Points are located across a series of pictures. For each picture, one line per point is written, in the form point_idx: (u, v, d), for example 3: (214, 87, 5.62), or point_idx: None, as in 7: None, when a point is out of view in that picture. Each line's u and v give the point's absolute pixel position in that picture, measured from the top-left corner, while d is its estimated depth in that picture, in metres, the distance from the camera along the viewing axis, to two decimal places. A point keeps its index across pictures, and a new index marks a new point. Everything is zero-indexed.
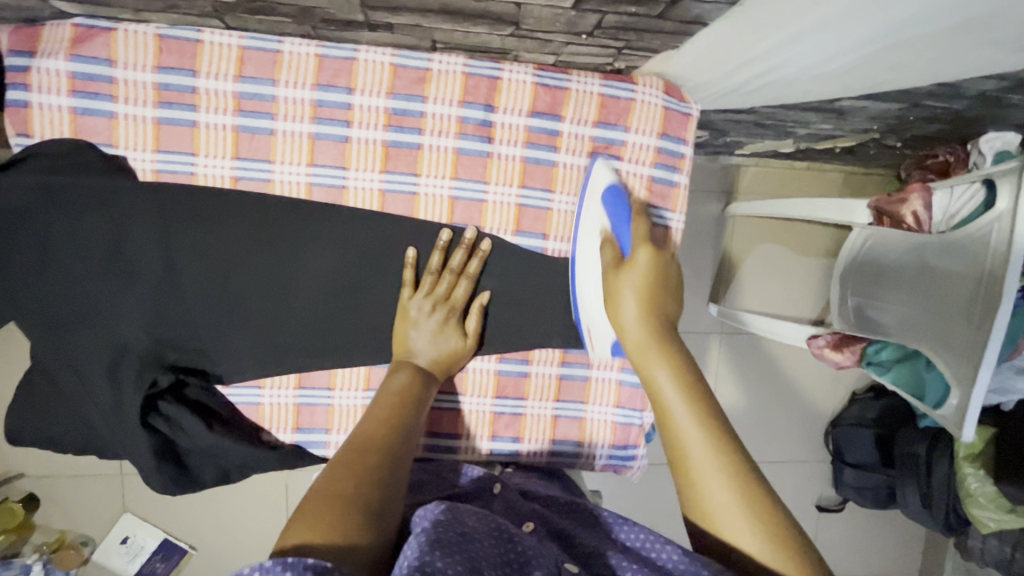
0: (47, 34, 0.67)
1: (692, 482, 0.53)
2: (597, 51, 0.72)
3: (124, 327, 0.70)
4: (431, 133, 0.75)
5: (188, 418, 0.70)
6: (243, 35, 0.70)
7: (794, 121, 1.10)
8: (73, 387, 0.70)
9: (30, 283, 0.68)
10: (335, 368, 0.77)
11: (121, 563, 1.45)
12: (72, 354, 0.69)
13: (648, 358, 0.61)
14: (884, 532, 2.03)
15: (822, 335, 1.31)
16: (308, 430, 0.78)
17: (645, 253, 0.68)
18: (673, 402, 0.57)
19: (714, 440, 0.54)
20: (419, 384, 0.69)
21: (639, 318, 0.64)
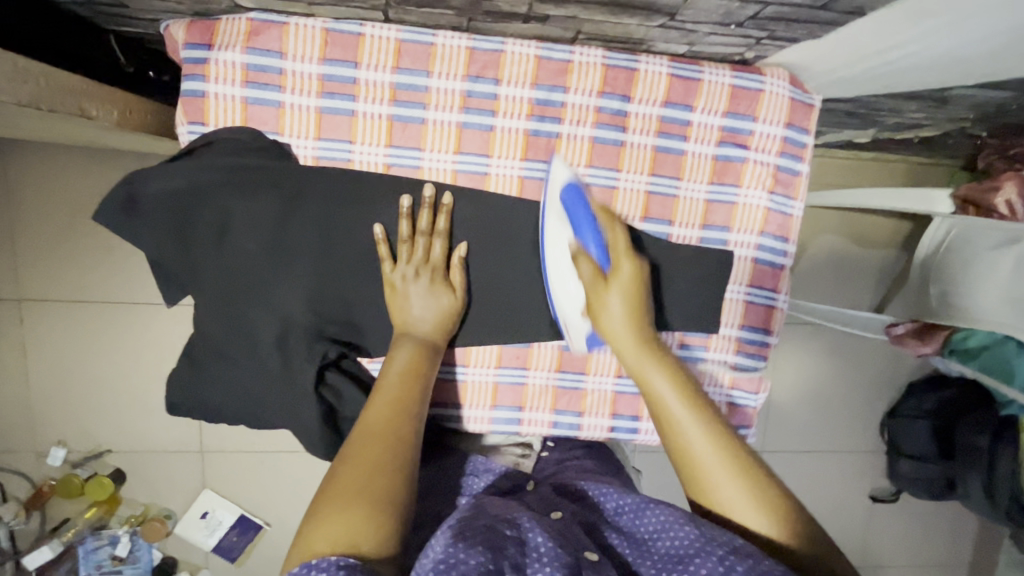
0: (222, 28, 0.72)
1: (702, 482, 0.58)
2: (735, 41, 0.75)
3: (290, 303, 0.74)
4: (570, 122, 0.79)
5: (350, 388, 0.75)
6: (401, 29, 0.74)
7: (887, 111, 1.12)
8: (244, 356, 0.75)
9: (209, 259, 0.72)
10: (470, 346, 0.83)
11: (200, 537, 1.53)
12: (247, 328, 0.74)
13: (643, 370, 0.65)
14: (935, 523, 2.04)
15: (901, 324, 1.36)
16: (444, 405, 0.86)
17: (629, 265, 0.70)
18: (672, 402, 0.62)
19: (718, 442, 0.59)
20: (420, 355, 0.69)
21: (629, 329, 0.68)
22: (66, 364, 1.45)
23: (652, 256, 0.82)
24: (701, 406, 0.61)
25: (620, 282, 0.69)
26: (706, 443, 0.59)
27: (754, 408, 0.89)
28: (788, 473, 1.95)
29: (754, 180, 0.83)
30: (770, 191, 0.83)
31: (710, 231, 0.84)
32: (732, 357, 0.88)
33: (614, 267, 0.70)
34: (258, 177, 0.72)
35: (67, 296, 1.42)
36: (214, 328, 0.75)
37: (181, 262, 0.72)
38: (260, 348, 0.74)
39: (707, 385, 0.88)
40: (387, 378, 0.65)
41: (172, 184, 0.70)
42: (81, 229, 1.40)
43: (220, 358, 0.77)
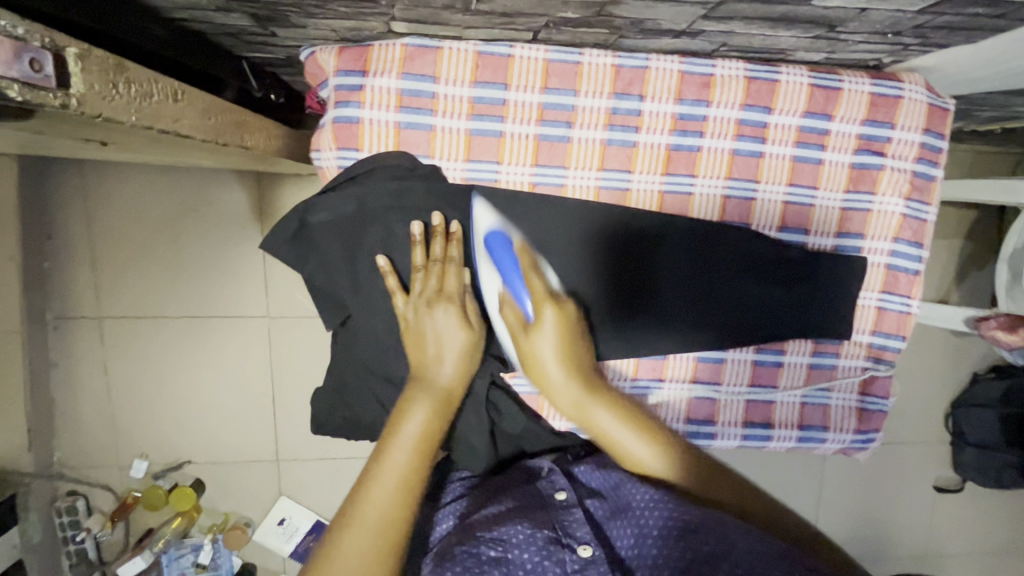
0: (377, 56, 0.72)
1: (631, 461, 0.66)
2: (881, 48, 0.75)
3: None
4: (712, 135, 0.79)
5: (510, 405, 0.80)
6: (548, 49, 0.74)
7: (988, 106, 1.11)
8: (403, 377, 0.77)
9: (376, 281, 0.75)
10: (607, 361, 0.84)
11: (278, 543, 1.54)
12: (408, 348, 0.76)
13: (585, 405, 0.68)
14: (998, 512, 2.05)
15: (992, 317, 1.35)
16: None
17: (542, 288, 0.72)
18: (604, 424, 0.67)
19: (627, 418, 0.67)
20: (438, 414, 0.65)
21: (565, 374, 0.70)
22: (153, 380, 1.47)
23: (792, 265, 0.83)
24: (622, 404, 0.68)
25: (546, 330, 0.71)
26: (634, 441, 0.66)
27: (885, 412, 0.90)
28: (851, 465, 1.96)
29: (891, 187, 0.83)
30: (906, 198, 0.83)
31: (845, 238, 0.84)
32: (863, 361, 0.88)
33: (538, 314, 0.71)
34: (417, 202, 0.74)
35: (152, 312, 1.44)
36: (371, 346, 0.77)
37: (345, 285, 0.75)
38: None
39: (837, 390, 0.89)
40: (398, 446, 0.60)
41: (340, 212, 0.73)
42: (165, 246, 1.42)
43: (372, 374, 0.79)
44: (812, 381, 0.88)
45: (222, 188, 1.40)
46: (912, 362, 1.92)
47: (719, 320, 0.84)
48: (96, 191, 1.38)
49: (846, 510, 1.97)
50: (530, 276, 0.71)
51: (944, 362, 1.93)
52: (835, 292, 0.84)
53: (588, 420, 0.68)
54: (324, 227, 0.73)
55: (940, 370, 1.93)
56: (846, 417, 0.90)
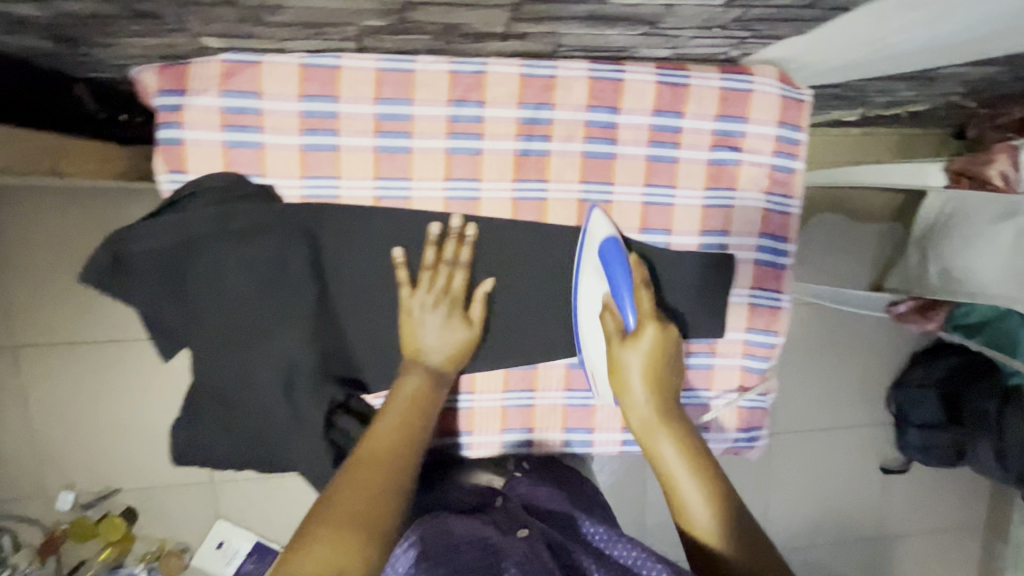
0: (194, 72, 0.69)
1: (683, 510, 0.61)
2: (719, 42, 0.73)
3: (294, 353, 0.73)
4: (560, 138, 0.77)
5: (359, 430, 0.74)
6: (378, 57, 0.71)
7: (876, 92, 1.11)
8: (246, 402, 0.74)
9: (207, 310, 0.71)
10: (475, 372, 0.83)
11: (218, 567, 1.53)
12: (248, 375, 0.73)
13: (653, 430, 0.66)
14: (949, 489, 2.06)
15: (902, 301, 1.35)
16: (453, 433, 0.85)
17: (653, 329, 0.70)
18: (661, 444, 0.65)
19: (703, 476, 0.62)
20: (431, 388, 0.70)
21: (648, 400, 0.68)
22: (66, 412, 1.42)
23: (653, 266, 0.82)
24: (699, 452, 0.64)
25: (642, 345, 0.69)
26: (696, 486, 0.61)
27: (764, 408, 0.90)
28: (798, 453, 1.96)
29: (750, 182, 0.81)
30: (767, 191, 0.82)
31: (709, 237, 0.82)
32: (739, 359, 0.87)
33: (638, 328, 0.71)
34: (247, 225, 0.70)
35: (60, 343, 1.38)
36: (214, 378, 0.73)
37: (176, 316, 0.71)
38: (260, 394, 0.73)
39: (715, 390, 0.88)
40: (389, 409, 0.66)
41: (158, 242, 0.68)
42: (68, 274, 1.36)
43: (220, 405, 0.76)
44: (688, 382, 0.87)
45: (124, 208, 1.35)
46: (852, 348, 1.92)
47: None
48: None
49: (796, 498, 1.97)
50: (639, 290, 0.74)
51: (885, 345, 1.94)
52: (700, 291, 0.83)
53: (649, 442, 0.66)
54: (146, 256, 0.69)
55: (881, 353, 1.94)
56: (727, 416, 0.89)
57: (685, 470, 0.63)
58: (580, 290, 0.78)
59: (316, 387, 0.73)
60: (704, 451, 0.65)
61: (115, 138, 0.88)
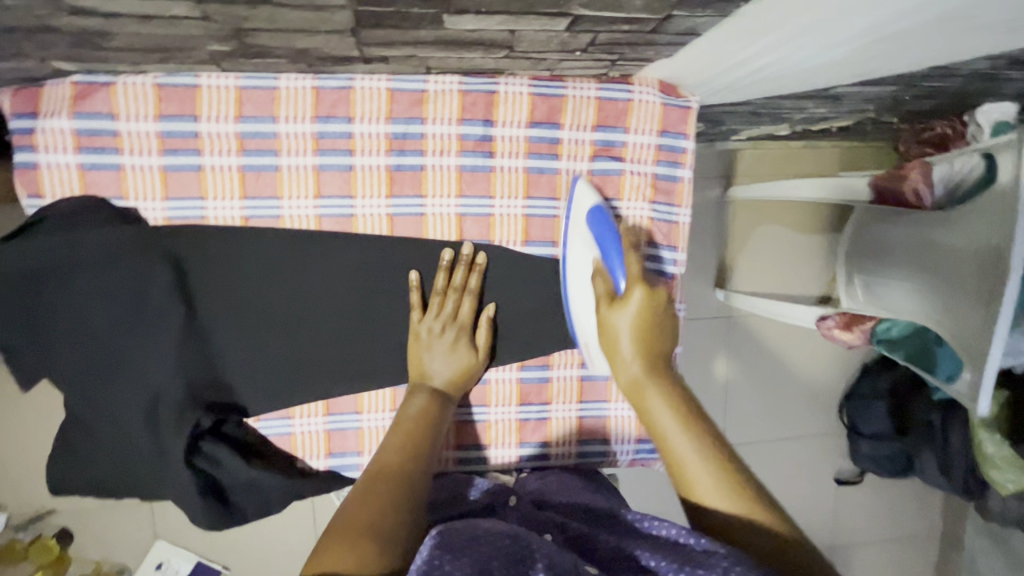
0: (46, 94, 0.67)
1: (681, 471, 0.62)
2: (591, 63, 0.72)
3: (159, 375, 0.72)
4: (433, 153, 0.76)
5: (227, 454, 0.74)
6: (239, 75, 0.69)
7: (789, 108, 1.11)
8: (110, 431, 0.72)
9: (64, 338, 0.69)
10: (359, 392, 0.80)
11: None
12: (109, 403, 0.71)
13: (642, 385, 0.68)
14: (904, 500, 2.05)
15: (831, 316, 1.34)
16: (340, 454, 0.82)
17: (642, 291, 0.70)
18: (659, 407, 0.66)
19: (700, 438, 0.63)
20: (434, 406, 0.74)
21: (635, 354, 0.69)
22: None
23: (539, 282, 0.82)
24: (693, 414, 0.65)
25: (630, 309, 0.70)
26: (693, 449, 0.62)
27: None
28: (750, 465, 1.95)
29: (633, 191, 0.82)
30: (651, 200, 0.82)
31: None
32: None
33: (626, 291, 0.71)
34: (106, 247, 0.69)
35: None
36: (74, 407, 0.71)
37: (28, 343, 0.69)
38: (123, 422, 0.71)
39: (614, 401, 0.88)
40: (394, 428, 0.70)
41: (8, 268, 0.67)
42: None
43: (87, 436, 0.74)
44: (585, 395, 0.87)
45: None
46: (802, 359, 1.92)
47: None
48: None
49: None
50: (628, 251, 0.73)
51: (835, 356, 1.94)
52: None
53: (642, 401, 0.68)
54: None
55: (831, 365, 1.94)
56: (626, 427, 0.88)
57: (685, 441, 0.63)
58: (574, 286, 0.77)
59: (181, 411, 0.72)
60: (710, 426, 0.65)
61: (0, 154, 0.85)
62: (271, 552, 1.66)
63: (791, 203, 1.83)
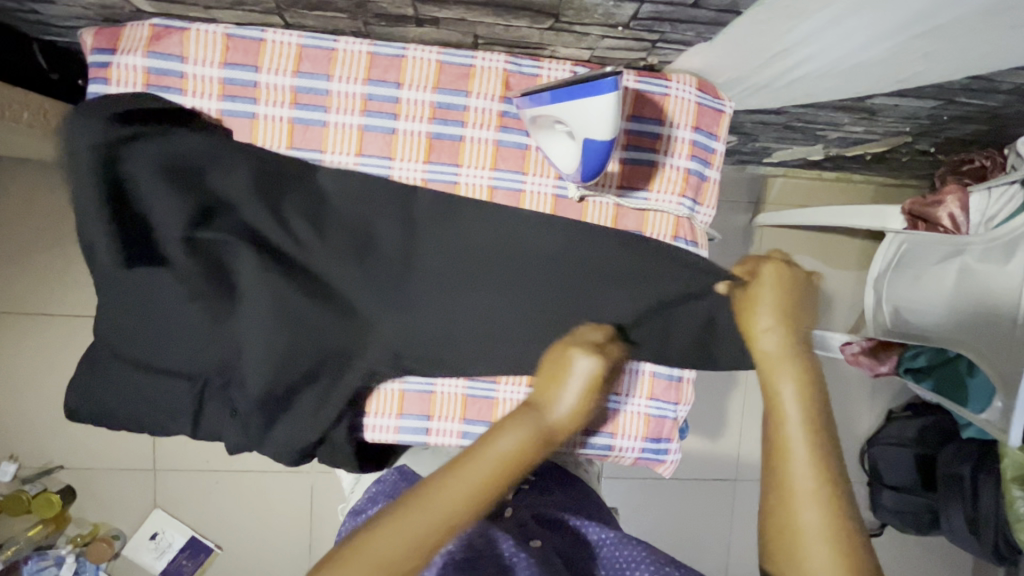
0: (127, 33, 0.74)
1: (788, 497, 0.61)
2: (631, 45, 0.75)
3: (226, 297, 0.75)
4: (474, 125, 0.79)
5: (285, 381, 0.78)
6: (302, 34, 0.75)
7: (824, 124, 1.12)
8: (177, 342, 0.76)
9: (154, 243, 0.74)
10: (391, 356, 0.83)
11: (150, 558, 1.61)
12: (178, 314, 0.75)
13: (778, 363, 0.70)
14: (928, 561, 1.92)
15: (856, 341, 1.31)
16: (362, 414, 0.83)
17: (772, 274, 0.76)
18: (790, 411, 0.67)
19: (823, 488, 0.61)
20: (530, 446, 0.67)
21: (779, 330, 0.72)
22: (25, 374, 1.57)
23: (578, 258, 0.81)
24: (824, 443, 0.64)
25: (766, 283, 0.75)
26: (805, 471, 0.62)
27: (673, 419, 0.86)
28: None
29: (665, 184, 0.81)
30: (681, 195, 0.82)
31: (621, 236, 0.82)
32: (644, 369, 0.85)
33: (756, 272, 0.77)
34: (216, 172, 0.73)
35: (24, 309, 1.55)
36: (124, 323, 0.76)
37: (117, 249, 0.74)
38: (183, 338, 0.76)
39: (625, 395, 0.85)
40: (484, 457, 0.64)
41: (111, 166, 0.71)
42: (39, 243, 1.54)
43: (129, 356, 0.78)
44: None
45: None
46: None
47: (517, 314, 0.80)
48: None
49: None
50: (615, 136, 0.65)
51: (857, 396, 1.87)
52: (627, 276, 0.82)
53: (772, 382, 0.70)
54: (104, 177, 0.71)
55: (853, 405, 1.87)
56: (634, 424, 0.86)
57: (803, 451, 0.63)
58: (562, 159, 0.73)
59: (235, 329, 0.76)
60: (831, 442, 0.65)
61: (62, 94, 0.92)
62: (263, 537, 1.65)
63: (821, 236, 1.81)
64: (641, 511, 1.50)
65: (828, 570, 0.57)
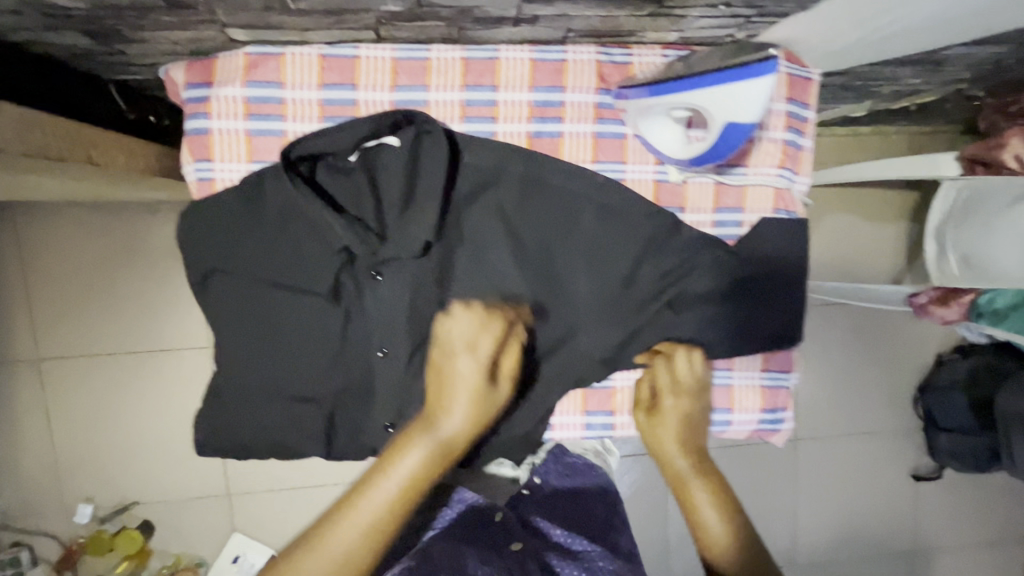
0: (221, 65, 0.73)
1: (721, 575, 0.72)
2: (725, 22, 0.74)
3: (371, 324, 0.78)
4: (572, 120, 0.79)
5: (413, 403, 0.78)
6: (395, 47, 0.74)
7: (883, 80, 1.12)
8: (304, 367, 0.78)
9: (275, 274, 0.76)
10: (615, 388, 0.85)
11: None
12: (304, 338, 0.78)
13: (681, 472, 0.78)
14: (990, 498, 1.95)
15: (923, 292, 1.35)
16: (595, 413, 0.85)
17: (676, 363, 0.81)
18: (701, 501, 0.76)
19: (747, 556, 0.72)
20: (433, 464, 0.63)
21: (676, 436, 0.79)
22: (93, 415, 1.57)
23: (687, 248, 0.79)
24: (736, 517, 0.75)
25: (667, 388, 0.80)
26: (735, 553, 0.72)
27: (787, 388, 0.88)
28: (818, 461, 1.89)
29: (763, 157, 0.82)
30: (780, 166, 0.82)
31: (723, 214, 0.83)
32: (759, 375, 0.87)
33: (665, 371, 0.81)
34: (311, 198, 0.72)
35: (87, 351, 1.55)
36: (256, 352, 0.78)
37: (240, 284, 0.77)
38: (318, 360, 0.78)
39: (739, 370, 0.87)
40: (371, 495, 0.61)
41: (230, 203, 0.74)
42: (99, 284, 1.54)
43: (256, 383, 0.79)
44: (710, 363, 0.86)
45: (153, 224, 1.52)
46: (873, 350, 1.88)
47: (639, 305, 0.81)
48: (26, 239, 1.50)
49: (818, 509, 1.89)
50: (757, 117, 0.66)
51: (907, 344, 1.89)
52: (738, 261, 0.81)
53: (681, 485, 0.78)
54: (228, 218, 0.75)
55: (904, 354, 1.90)
56: (750, 398, 0.87)
57: (718, 523, 0.74)
58: (673, 145, 0.74)
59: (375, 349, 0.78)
60: (732, 498, 0.77)
61: (156, 133, 0.93)
62: None
63: (858, 192, 1.82)
64: None
65: None
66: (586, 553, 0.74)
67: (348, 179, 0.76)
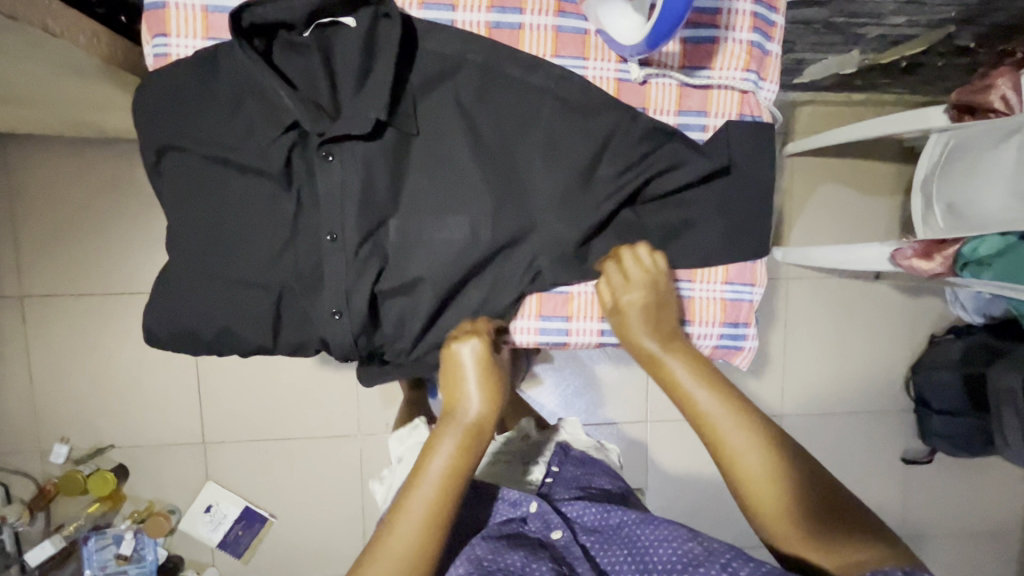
0: None
1: (725, 449, 0.69)
2: None
3: (327, 209, 0.76)
4: (532, 12, 0.78)
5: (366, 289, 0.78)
6: None
7: (865, 18, 1.10)
8: (255, 251, 0.77)
9: (229, 153, 0.76)
10: (571, 293, 0.83)
11: (206, 532, 1.56)
12: (256, 222, 0.77)
13: (661, 358, 0.76)
14: (997, 487, 1.84)
15: (907, 246, 1.29)
16: (550, 318, 0.84)
17: (631, 259, 0.79)
18: (689, 382, 0.73)
19: (747, 424, 0.69)
20: (466, 450, 0.72)
21: (645, 326, 0.77)
22: (58, 355, 1.49)
23: (648, 145, 0.78)
24: (726, 388, 0.72)
25: (630, 280, 0.78)
26: (735, 424, 0.69)
27: (750, 302, 0.86)
28: (817, 441, 1.78)
29: (728, 59, 0.80)
30: (745, 69, 0.81)
31: (687, 116, 0.81)
32: (722, 288, 0.85)
33: (625, 267, 0.79)
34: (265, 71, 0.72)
35: (54, 289, 1.48)
36: (208, 234, 0.77)
37: (194, 164, 0.76)
38: (270, 244, 0.77)
39: (700, 282, 0.85)
40: (421, 488, 0.69)
41: (185, 77, 0.74)
42: (64, 213, 1.46)
43: (206, 266, 0.78)
44: None
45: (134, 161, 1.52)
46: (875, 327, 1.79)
47: (601, 200, 0.79)
48: None
49: None
50: None
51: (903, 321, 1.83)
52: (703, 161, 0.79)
53: (665, 369, 0.75)
54: (184, 94, 0.74)
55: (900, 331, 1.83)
56: (712, 309, 0.85)
57: (709, 399, 0.71)
58: (629, 31, 0.72)
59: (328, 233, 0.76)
60: (717, 374, 0.74)
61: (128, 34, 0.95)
62: (314, 505, 1.59)
63: (852, 162, 1.78)
64: (692, 443, 1.47)
65: (779, 492, 0.66)
66: (623, 526, 0.74)
67: (304, 58, 0.75)
